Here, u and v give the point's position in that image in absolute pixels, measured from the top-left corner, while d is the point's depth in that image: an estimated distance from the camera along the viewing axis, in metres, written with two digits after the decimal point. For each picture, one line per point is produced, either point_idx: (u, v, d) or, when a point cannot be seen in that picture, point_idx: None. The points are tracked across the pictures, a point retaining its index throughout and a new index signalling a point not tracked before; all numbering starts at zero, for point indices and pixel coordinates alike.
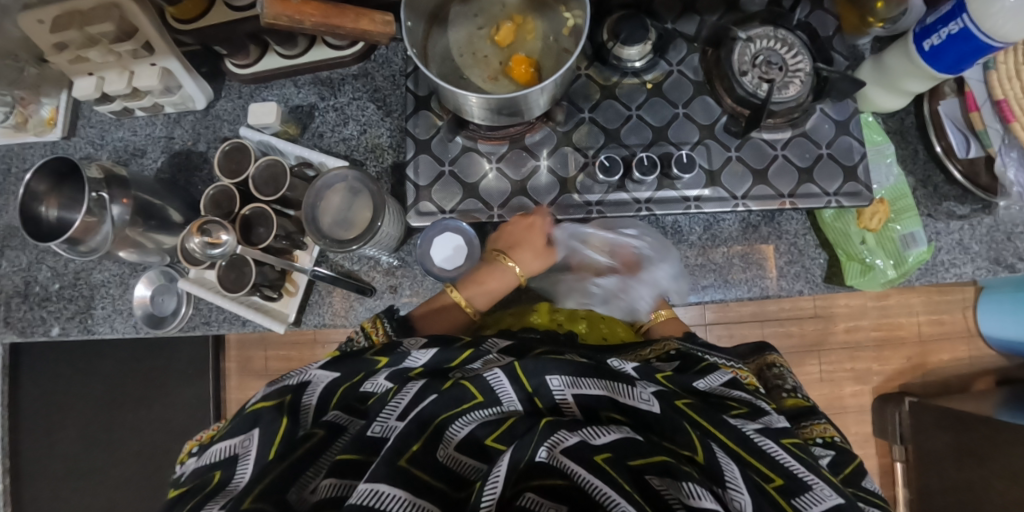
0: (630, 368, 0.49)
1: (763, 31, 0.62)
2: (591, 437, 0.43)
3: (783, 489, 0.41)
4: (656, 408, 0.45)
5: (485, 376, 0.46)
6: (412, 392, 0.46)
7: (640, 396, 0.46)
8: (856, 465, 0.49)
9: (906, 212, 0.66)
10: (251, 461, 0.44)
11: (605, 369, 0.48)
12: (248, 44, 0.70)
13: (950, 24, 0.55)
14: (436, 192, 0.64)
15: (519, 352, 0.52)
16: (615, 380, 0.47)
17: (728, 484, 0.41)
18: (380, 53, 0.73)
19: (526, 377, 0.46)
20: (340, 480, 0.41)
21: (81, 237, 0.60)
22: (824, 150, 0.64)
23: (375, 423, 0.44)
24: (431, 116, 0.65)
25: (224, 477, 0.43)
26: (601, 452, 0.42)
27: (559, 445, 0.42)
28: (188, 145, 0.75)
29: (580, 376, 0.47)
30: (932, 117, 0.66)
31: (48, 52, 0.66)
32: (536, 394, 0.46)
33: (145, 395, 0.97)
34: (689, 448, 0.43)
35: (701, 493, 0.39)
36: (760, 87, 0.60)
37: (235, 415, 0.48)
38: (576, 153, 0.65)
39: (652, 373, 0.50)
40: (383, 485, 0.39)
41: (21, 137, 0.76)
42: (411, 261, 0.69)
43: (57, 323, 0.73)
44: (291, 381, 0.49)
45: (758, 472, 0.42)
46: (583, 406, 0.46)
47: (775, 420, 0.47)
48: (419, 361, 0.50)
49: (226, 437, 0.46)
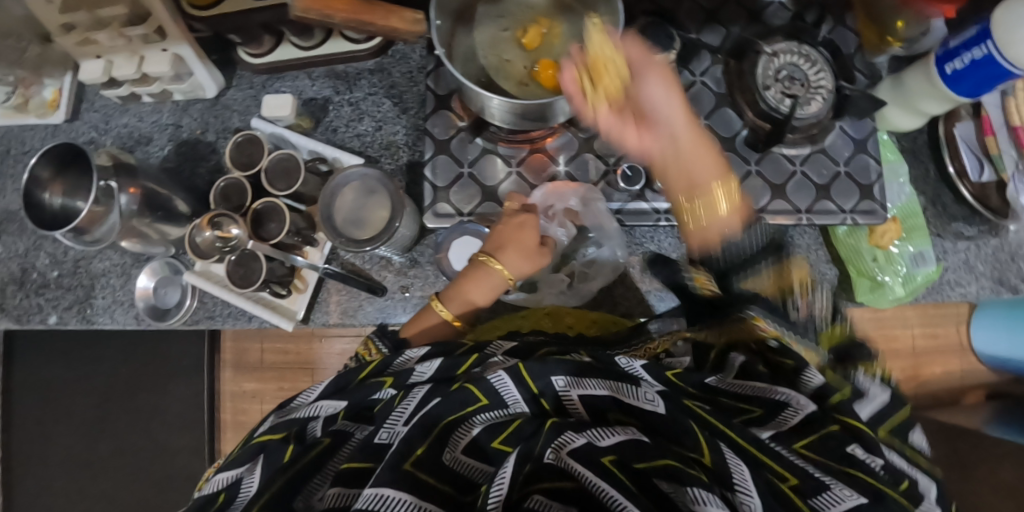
0: (637, 366, 0.47)
1: (787, 46, 0.62)
2: (596, 439, 0.40)
3: (799, 489, 0.37)
4: (661, 409, 0.42)
5: (489, 379, 0.45)
6: (418, 396, 0.46)
7: (644, 397, 0.43)
8: (905, 417, 0.46)
9: (916, 231, 0.67)
10: (256, 479, 0.44)
11: (612, 370, 0.46)
12: (262, 34, 0.68)
13: (973, 49, 0.56)
14: (454, 194, 0.63)
15: (523, 353, 0.52)
16: (618, 381, 0.45)
17: (737, 487, 0.37)
18: (398, 49, 0.72)
19: (531, 379, 0.45)
20: (344, 489, 0.41)
21: (87, 227, 0.59)
22: (841, 167, 0.64)
23: (382, 430, 0.44)
24: (450, 116, 0.64)
25: (229, 496, 0.44)
26: (607, 455, 0.39)
27: (566, 447, 0.40)
28: (196, 134, 0.73)
29: (584, 376, 0.46)
30: (946, 138, 0.67)
31: (54, 33, 0.64)
32: (542, 396, 0.45)
33: (137, 386, 0.95)
34: (695, 450, 0.39)
35: (704, 497, 0.35)
36: (782, 102, 0.60)
37: (242, 445, 0.49)
38: (597, 160, 0.64)
39: (661, 371, 0.47)
40: (388, 489, 0.38)
41: (22, 119, 0.74)
42: (423, 261, 0.68)
43: (55, 311, 0.71)
44: (300, 414, 0.49)
45: (771, 469, 0.38)
46: (589, 407, 0.44)
47: (788, 396, 0.44)
48: (427, 373, 0.50)
49: (232, 466, 0.47)
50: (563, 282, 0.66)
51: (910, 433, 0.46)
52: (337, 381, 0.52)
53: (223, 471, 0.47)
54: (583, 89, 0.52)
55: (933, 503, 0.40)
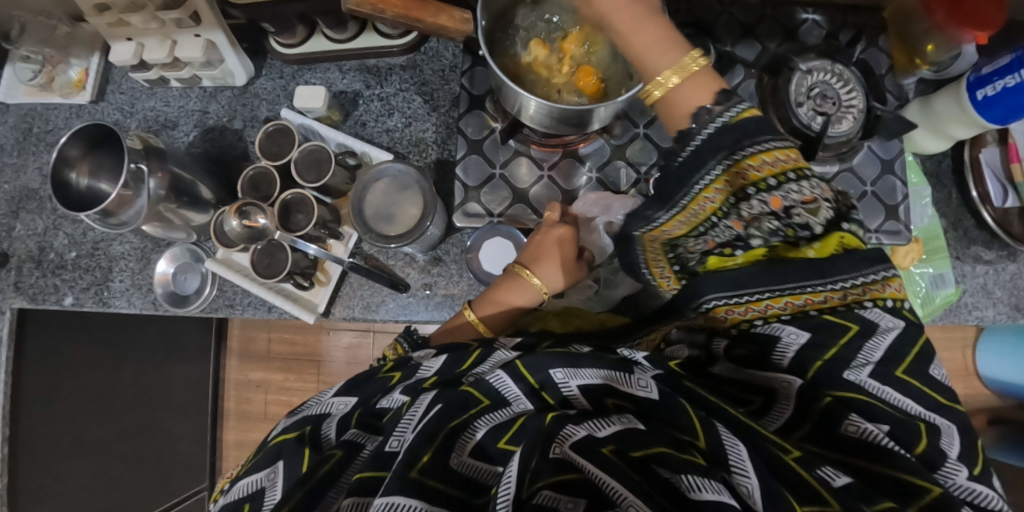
0: (640, 356, 0.45)
1: (821, 64, 0.62)
2: (595, 430, 0.39)
3: (802, 461, 0.37)
4: (653, 394, 0.41)
5: (489, 379, 0.44)
6: (425, 403, 0.45)
7: (638, 384, 0.42)
8: (925, 346, 0.40)
9: (937, 253, 0.68)
10: (278, 490, 0.44)
11: (605, 357, 0.45)
12: (297, 24, 0.68)
13: (1007, 77, 0.57)
14: (485, 194, 0.64)
15: (530, 346, 0.51)
16: (612, 369, 0.43)
17: (733, 468, 0.36)
18: (430, 46, 0.71)
19: (529, 374, 0.44)
20: (360, 498, 0.40)
21: (116, 209, 0.58)
22: (868, 187, 0.65)
23: (392, 438, 0.43)
24: (484, 116, 0.65)
25: (253, 507, 0.44)
26: (607, 445, 0.38)
27: (568, 440, 0.39)
28: (223, 121, 0.72)
29: (580, 364, 0.44)
30: (971, 163, 0.67)
31: (88, 13, 0.64)
32: (542, 389, 0.44)
33: (145, 372, 0.94)
34: (689, 433, 0.39)
35: (701, 483, 0.35)
36: (814, 120, 0.60)
37: (258, 451, 0.49)
38: (628, 168, 0.64)
39: (664, 362, 0.45)
40: (398, 497, 0.37)
41: (46, 97, 0.73)
42: (449, 260, 0.67)
43: (71, 292, 0.70)
44: (313, 412, 0.50)
45: (774, 442, 0.37)
46: (590, 396, 0.43)
47: (783, 380, 0.41)
48: (432, 370, 0.50)
49: (253, 471, 0.46)
50: (591, 289, 0.64)
51: (931, 365, 0.40)
52: (355, 378, 0.53)
53: (243, 478, 0.47)
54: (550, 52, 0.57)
55: (954, 459, 0.37)
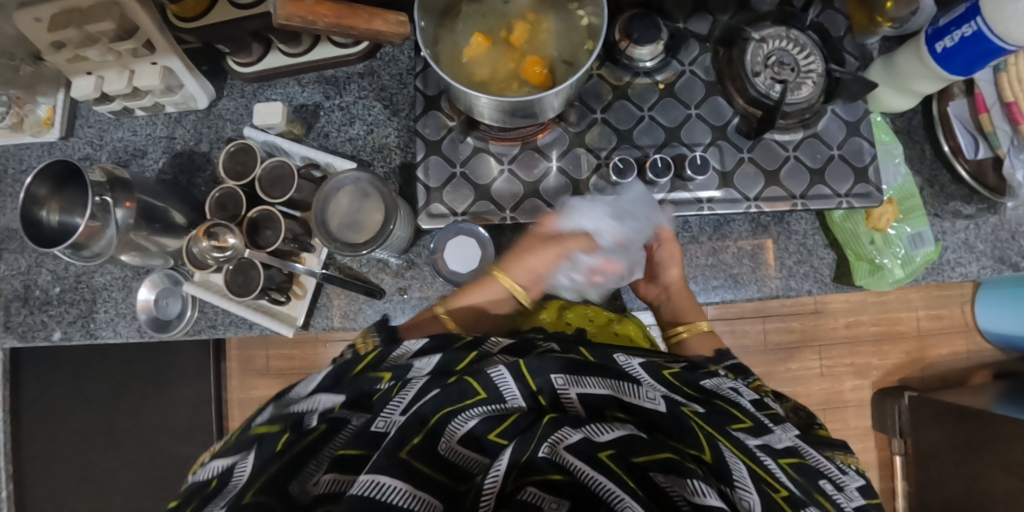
0: (636, 366, 0.54)
1: (775, 32, 0.61)
2: (594, 434, 0.46)
3: (789, 499, 0.45)
4: (662, 407, 0.49)
5: (490, 373, 0.50)
6: (414, 389, 0.50)
7: (647, 396, 0.50)
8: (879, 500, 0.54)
9: (913, 212, 0.66)
10: (249, 464, 0.45)
11: (611, 369, 0.53)
12: (251, 43, 0.67)
13: (963, 26, 0.55)
14: (448, 194, 0.64)
15: (522, 349, 0.56)
16: (619, 380, 0.52)
17: (737, 483, 0.45)
18: (386, 51, 0.72)
19: (531, 375, 0.50)
20: (340, 475, 0.45)
21: (85, 242, 0.60)
22: (834, 151, 0.64)
23: (379, 418, 0.47)
24: (441, 116, 0.65)
25: (221, 483, 0.45)
26: (605, 449, 0.45)
27: (561, 443, 0.46)
28: (190, 145, 0.73)
29: (582, 375, 0.51)
30: (940, 117, 0.66)
31: (45, 51, 0.65)
32: (539, 392, 0.50)
33: (145, 393, 0.98)
34: (695, 448, 0.47)
35: (706, 491, 0.43)
36: (772, 89, 0.60)
37: (238, 434, 0.49)
38: (588, 154, 0.64)
39: (659, 369, 0.55)
40: (384, 477, 0.42)
41: (17, 138, 0.74)
42: (420, 262, 0.69)
43: (59, 327, 0.72)
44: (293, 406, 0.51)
45: (768, 483, 0.46)
46: (586, 405, 0.50)
47: (779, 436, 0.53)
48: (426, 368, 0.52)
49: (224, 454, 0.47)
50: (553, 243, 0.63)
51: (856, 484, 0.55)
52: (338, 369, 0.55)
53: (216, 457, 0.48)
54: (498, 38, 0.58)
55: None
